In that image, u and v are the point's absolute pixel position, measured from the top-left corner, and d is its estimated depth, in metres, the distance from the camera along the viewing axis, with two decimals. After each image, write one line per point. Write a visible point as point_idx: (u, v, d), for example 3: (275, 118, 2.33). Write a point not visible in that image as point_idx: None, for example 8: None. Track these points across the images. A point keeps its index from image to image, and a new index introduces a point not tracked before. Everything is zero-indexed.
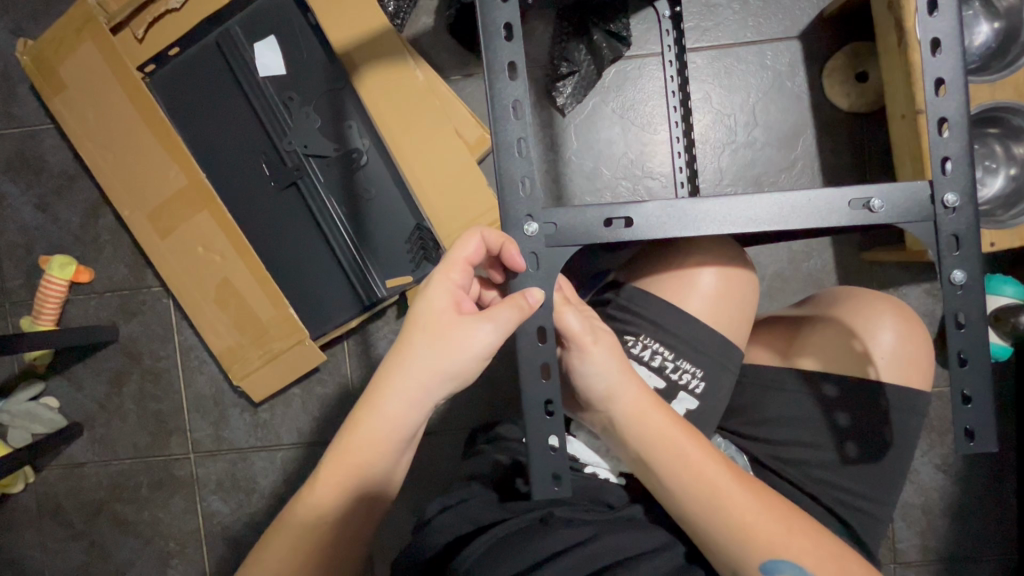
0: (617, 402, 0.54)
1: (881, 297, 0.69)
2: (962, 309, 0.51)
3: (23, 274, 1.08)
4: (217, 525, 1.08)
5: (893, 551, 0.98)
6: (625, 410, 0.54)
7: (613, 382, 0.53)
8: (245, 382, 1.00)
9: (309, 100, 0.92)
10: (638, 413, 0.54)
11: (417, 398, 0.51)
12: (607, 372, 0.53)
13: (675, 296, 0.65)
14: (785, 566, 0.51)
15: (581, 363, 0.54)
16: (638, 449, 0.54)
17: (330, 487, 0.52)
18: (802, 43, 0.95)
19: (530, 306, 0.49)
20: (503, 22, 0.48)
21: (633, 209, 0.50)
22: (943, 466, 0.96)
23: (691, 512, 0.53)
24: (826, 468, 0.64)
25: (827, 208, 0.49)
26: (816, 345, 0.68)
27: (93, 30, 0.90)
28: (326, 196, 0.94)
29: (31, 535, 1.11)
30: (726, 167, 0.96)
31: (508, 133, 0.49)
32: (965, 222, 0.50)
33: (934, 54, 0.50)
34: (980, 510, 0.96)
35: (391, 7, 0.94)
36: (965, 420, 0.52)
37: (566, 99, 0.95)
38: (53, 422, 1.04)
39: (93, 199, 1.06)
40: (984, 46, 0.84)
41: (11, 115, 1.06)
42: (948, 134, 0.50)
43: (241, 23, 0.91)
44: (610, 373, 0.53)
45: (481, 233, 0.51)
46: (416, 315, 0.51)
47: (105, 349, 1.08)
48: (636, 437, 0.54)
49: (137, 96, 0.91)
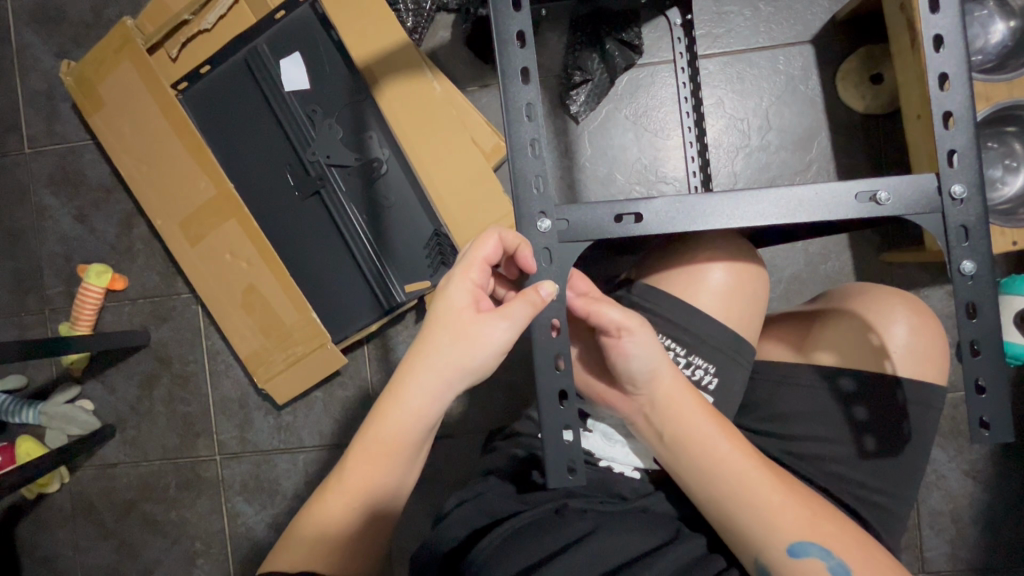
0: (646, 378, 0.55)
1: (893, 291, 0.69)
2: (974, 297, 0.51)
3: (61, 281, 1.14)
4: (241, 526, 1.11)
5: (921, 560, 0.96)
6: (665, 395, 0.56)
7: (640, 358, 0.54)
8: (269, 384, 1.03)
9: (332, 112, 0.96)
10: (665, 390, 0.55)
11: (438, 392, 0.52)
12: (638, 348, 0.54)
13: (687, 292, 0.66)
14: (811, 548, 0.51)
15: (611, 342, 0.54)
16: (672, 442, 0.56)
17: (356, 477, 0.54)
18: (815, 48, 0.96)
19: (542, 300, 0.51)
20: (516, 30, 0.51)
21: (643, 205, 0.51)
22: (970, 471, 0.94)
23: (718, 496, 0.54)
24: (842, 463, 0.64)
25: (835, 201, 0.50)
26: (831, 341, 0.68)
27: (130, 50, 0.95)
28: (347, 205, 0.97)
29: (65, 534, 1.15)
30: (740, 170, 0.97)
31: (521, 136, 0.51)
32: (974, 213, 0.50)
33: (936, 51, 0.50)
34: (1011, 518, 0.94)
35: (410, 22, 0.97)
36: (979, 411, 0.51)
37: (579, 107, 0.98)
38: (87, 423, 1.09)
39: (128, 210, 1.11)
40: (1000, 45, 0.84)
41: (53, 132, 1.12)
42: (954, 128, 0.50)
43: (267, 40, 0.95)
44: (639, 349, 0.54)
45: (499, 233, 0.52)
46: (436, 312, 0.53)
47: (137, 353, 1.13)
48: (671, 426, 0.55)
49: (171, 112, 0.96)
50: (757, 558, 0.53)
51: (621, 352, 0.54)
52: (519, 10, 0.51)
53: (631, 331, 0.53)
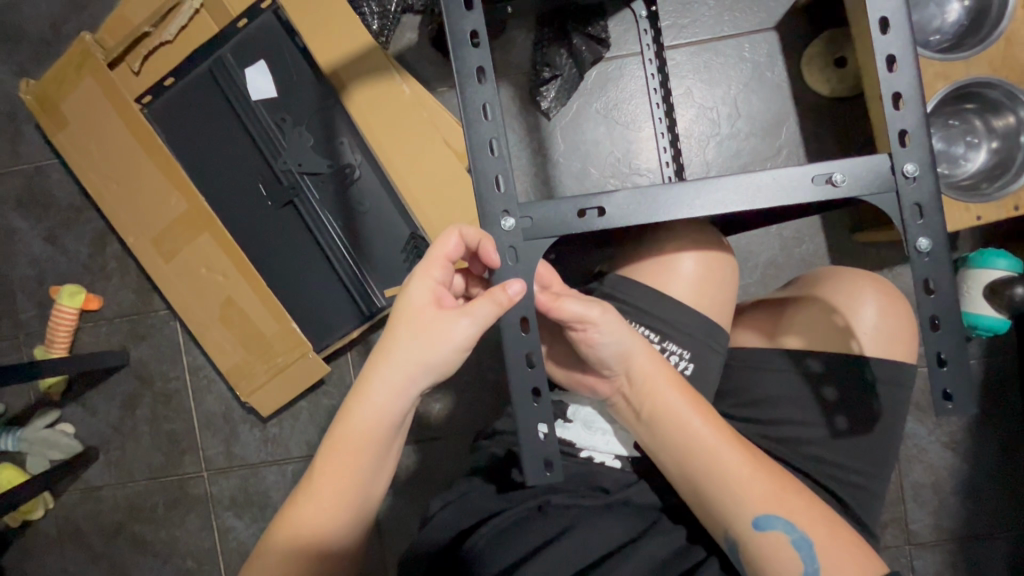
0: (632, 360, 0.56)
1: (862, 274, 0.70)
2: (932, 274, 0.52)
3: (34, 304, 1.12)
4: (232, 541, 1.10)
5: (905, 533, 0.97)
6: (642, 369, 0.56)
7: (628, 348, 0.55)
8: (252, 399, 1.02)
9: (300, 120, 0.95)
10: (649, 373, 0.56)
11: (404, 387, 0.53)
12: (622, 338, 0.55)
13: (659, 282, 0.66)
14: (777, 522, 0.52)
15: (600, 335, 0.55)
16: (644, 415, 0.57)
17: (326, 479, 0.53)
18: (779, 34, 0.97)
19: (509, 300, 0.50)
20: (470, 29, 0.50)
21: (604, 198, 0.51)
22: (949, 443, 0.96)
23: (689, 471, 0.55)
24: (816, 444, 0.65)
25: (792, 185, 0.51)
26: (801, 324, 0.69)
27: (91, 67, 0.94)
28: (321, 212, 0.96)
29: (53, 560, 1.13)
30: (712, 159, 0.98)
31: (481, 136, 0.51)
32: (927, 191, 0.51)
33: (885, 32, 0.51)
34: (990, 486, 0.96)
35: (375, 25, 0.96)
36: (941, 383, 0.52)
37: (550, 102, 0.98)
38: (69, 447, 1.08)
39: (99, 228, 1.09)
40: (957, 23, 0.86)
41: (17, 153, 1.10)
42: (904, 109, 0.51)
43: (231, 50, 0.94)
44: (623, 338, 0.55)
45: (459, 230, 0.53)
46: (399, 312, 0.53)
47: (116, 374, 1.11)
48: (649, 403, 0.56)
49: (135, 126, 0.94)
50: (725, 530, 0.54)
51: (590, 342, 0.55)
52: (472, 9, 0.50)
53: (595, 323, 0.54)
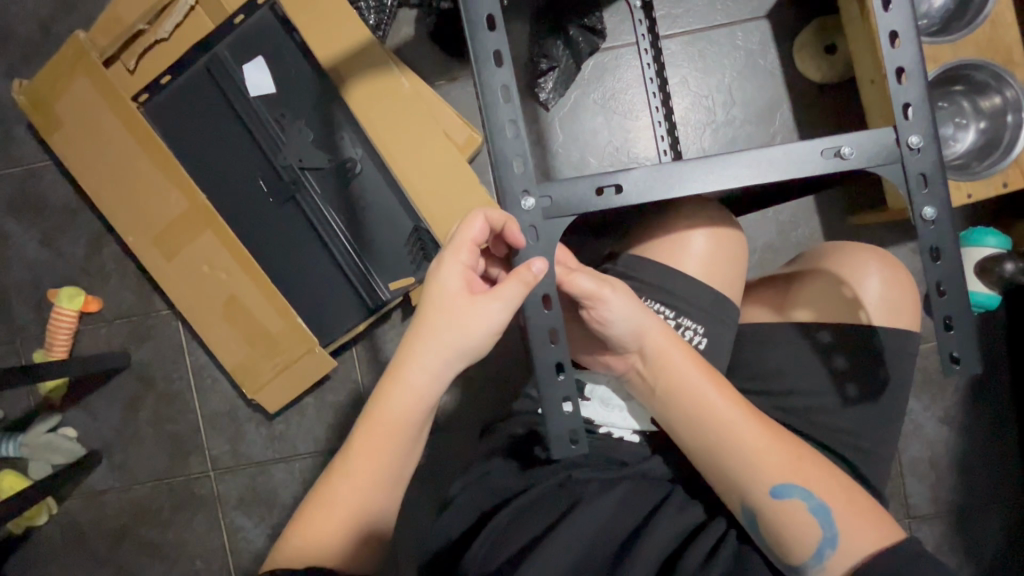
0: (645, 337, 0.57)
1: (866, 247, 0.72)
2: (937, 241, 0.54)
3: (30, 309, 1.10)
4: (241, 540, 1.09)
5: (905, 506, 1.00)
6: (654, 346, 0.57)
7: (640, 324, 0.57)
8: (260, 395, 1.02)
9: (300, 115, 0.95)
10: (663, 348, 0.57)
11: (438, 369, 0.54)
12: (632, 315, 0.56)
13: (671, 260, 0.68)
14: (793, 489, 0.54)
15: (608, 312, 0.56)
16: (660, 390, 0.58)
17: (360, 459, 0.54)
18: (771, 22, 0.99)
19: (535, 276, 0.51)
20: (486, 14, 0.51)
21: (622, 175, 0.52)
22: (945, 418, 0.99)
23: (706, 444, 0.56)
24: (829, 411, 0.66)
25: (802, 159, 0.52)
26: (809, 298, 0.71)
27: (86, 66, 0.93)
28: (324, 207, 0.97)
29: (57, 567, 1.12)
30: (709, 146, 1.00)
31: (499, 118, 0.52)
32: (930, 161, 0.53)
33: (886, 9, 0.53)
34: (985, 457, 0.99)
35: (372, 20, 0.96)
36: (949, 347, 0.54)
37: (548, 93, 0.98)
38: (71, 451, 1.07)
39: (96, 229, 1.08)
40: (944, 8, 0.87)
41: (9, 155, 1.08)
42: (906, 83, 0.53)
43: (227, 46, 0.94)
44: (633, 314, 0.56)
45: (483, 214, 0.52)
46: (431, 295, 0.54)
47: (117, 376, 1.10)
48: (664, 379, 0.57)
49: (133, 125, 0.94)
50: (742, 499, 0.56)
51: (601, 320, 0.57)
52: None
53: (605, 300, 0.55)
